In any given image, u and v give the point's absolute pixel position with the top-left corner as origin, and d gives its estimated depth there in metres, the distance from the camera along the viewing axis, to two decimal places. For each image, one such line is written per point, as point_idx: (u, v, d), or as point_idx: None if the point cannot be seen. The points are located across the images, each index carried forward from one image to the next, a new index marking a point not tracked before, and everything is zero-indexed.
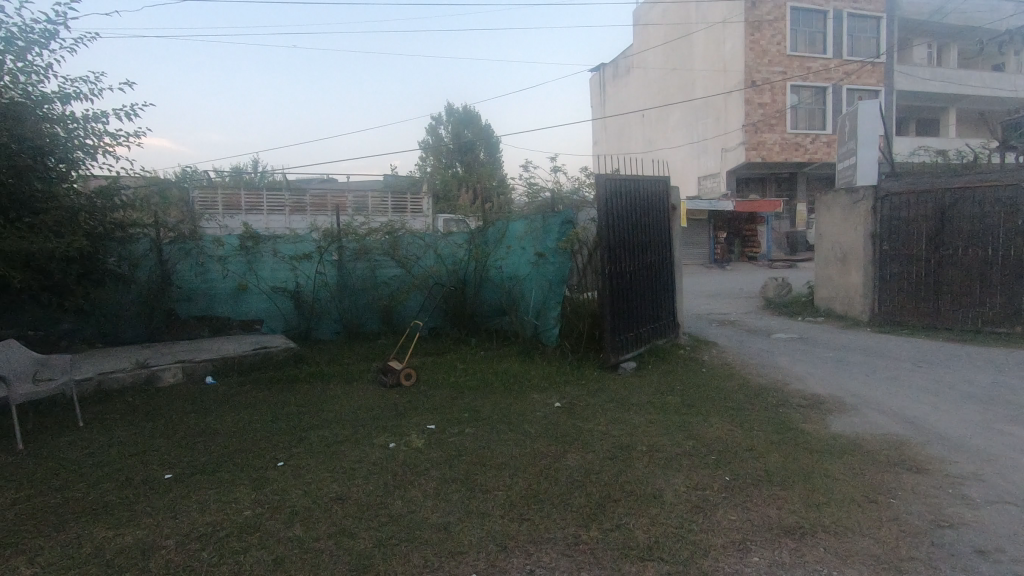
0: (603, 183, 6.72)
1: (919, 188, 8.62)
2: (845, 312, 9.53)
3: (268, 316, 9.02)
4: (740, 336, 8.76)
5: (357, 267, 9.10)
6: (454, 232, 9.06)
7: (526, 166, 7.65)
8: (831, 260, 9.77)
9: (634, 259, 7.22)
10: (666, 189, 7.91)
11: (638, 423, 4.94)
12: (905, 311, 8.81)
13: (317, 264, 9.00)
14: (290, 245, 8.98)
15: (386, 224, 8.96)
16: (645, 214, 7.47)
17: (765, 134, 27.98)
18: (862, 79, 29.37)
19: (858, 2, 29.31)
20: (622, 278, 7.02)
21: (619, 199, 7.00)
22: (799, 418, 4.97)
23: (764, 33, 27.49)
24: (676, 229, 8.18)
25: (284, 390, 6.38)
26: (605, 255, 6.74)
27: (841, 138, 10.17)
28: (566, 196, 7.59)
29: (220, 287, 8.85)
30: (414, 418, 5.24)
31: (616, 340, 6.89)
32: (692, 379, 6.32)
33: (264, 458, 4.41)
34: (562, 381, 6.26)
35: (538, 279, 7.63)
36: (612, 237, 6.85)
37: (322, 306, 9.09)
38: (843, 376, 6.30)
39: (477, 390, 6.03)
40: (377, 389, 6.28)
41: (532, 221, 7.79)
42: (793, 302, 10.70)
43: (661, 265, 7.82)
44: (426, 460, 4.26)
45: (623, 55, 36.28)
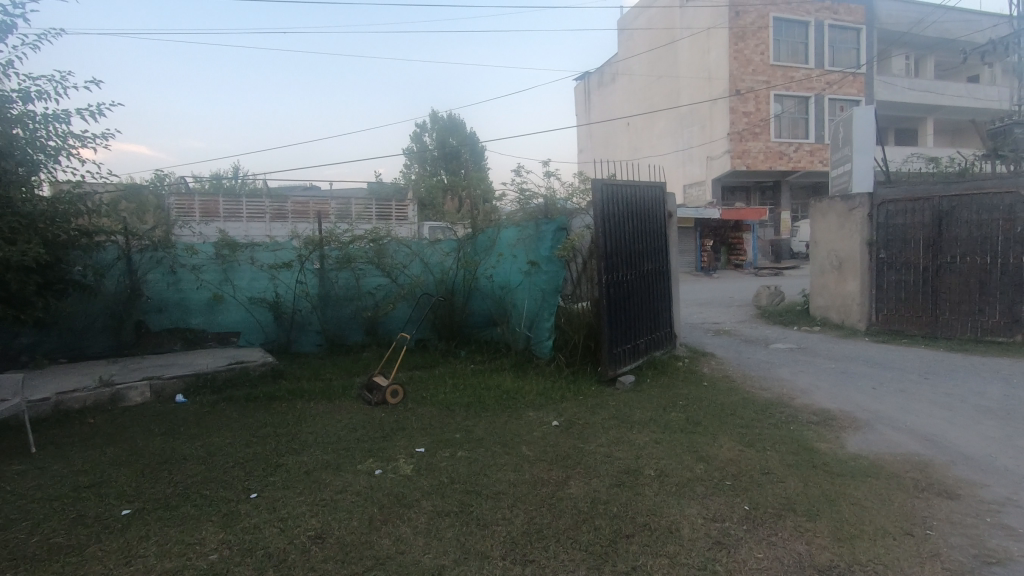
0: (598, 188, 6.43)
1: (916, 195, 8.47)
2: (841, 321, 9.36)
3: (246, 329, 8.55)
4: (737, 347, 8.51)
5: (340, 277, 8.69)
6: (442, 239, 8.70)
7: (517, 171, 7.32)
8: (827, 268, 9.60)
9: (631, 267, 6.93)
10: (663, 195, 7.64)
11: (642, 443, 4.63)
12: (903, 320, 8.65)
13: (297, 273, 8.57)
14: (269, 253, 8.53)
15: (371, 232, 8.57)
16: (641, 220, 7.19)
17: (750, 143, 28.14)
18: (843, 89, 29.75)
19: (839, 13, 29.72)
20: (619, 287, 6.72)
21: (616, 205, 6.72)
22: (812, 436, 4.69)
23: (747, 43, 27.71)
24: (672, 236, 7.93)
25: (261, 410, 5.94)
26: (602, 263, 6.44)
27: (835, 144, 10.04)
28: (560, 202, 7.27)
29: (194, 298, 8.36)
30: (401, 440, 4.86)
31: (614, 353, 6.59)
32: (694, 394, 6.03)
33: (235, 489, 3.99)
34: (558, 397, 5.92)
35: (531, 289, 7.32)
36: (608, 244, 6.56)
37: (303, 317, 8.66)
38: (850, 389, 6.05)
39: (469, 408, 5.67)
40: (361, 407, 5.87)
41: (525, 228, 7.47)
42: (788, 311, 10.51)
43: (658, 274, 7.54)
44: (416, 489, 3.89)
45: (609, 64, 36.34)
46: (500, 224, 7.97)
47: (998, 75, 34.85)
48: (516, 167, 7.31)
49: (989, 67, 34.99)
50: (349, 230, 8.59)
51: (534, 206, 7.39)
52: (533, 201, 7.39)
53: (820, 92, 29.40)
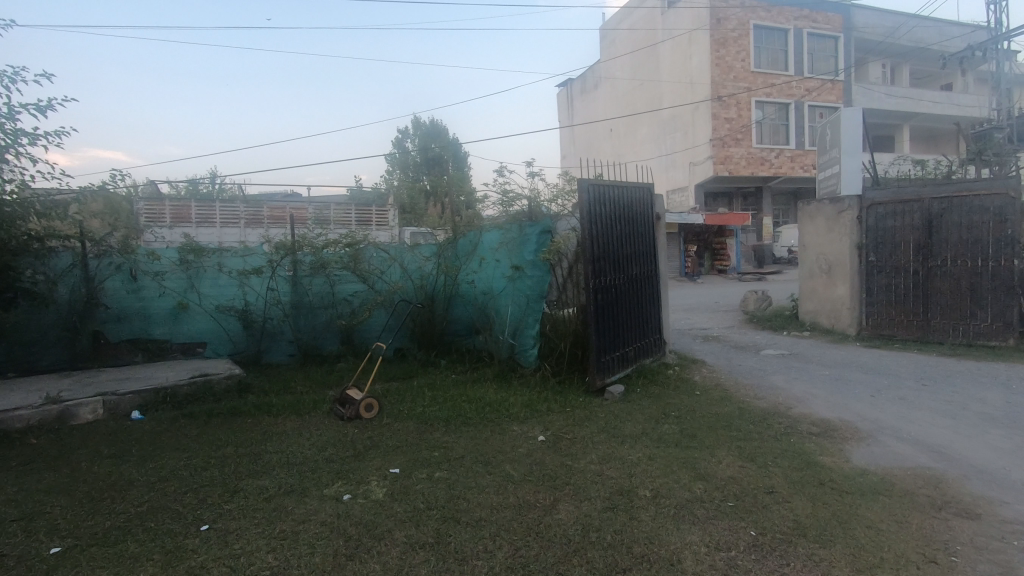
0: (584, 189, 6.13)
1: (906, 197, 8.32)
2: (831, 326, 9.18)
3: (213, 339, 8.07)
4: (727, 353, 8.25)
5: (314, 283, 8.26)
6: (421, 244, 8.33)
7: (499, 171, 6.99)
8: (816, 272, 9.42)
9: (619, 271, 6.63)
10: (651, 197, 7.38)
11: (635, 459, 4.30)
12: (894, 324, 8.48)
13: (268, 280, 8.12)
14: (238, 259, 8.06)
15: (347, 236, 8.17)
16: (629, 223, 6.90)
17: (732, 149, 28.25)
18: (822, 96, 30.09)
19: (818, 21, 30.07)
20: (607, 293, 6.42)
21: (602, 206, 6.43)
22: (814, 449, 4.40)
23: (729, 50, 27.84)
24: (660, 239, 7.66)
25: (223, 427, 5.49)
26: (589, 267, 6.13)
27: (823, 146, 9.92)
28: (544, 204, 6.96)
29: (156, 307, 7.86)
30: (374, 459, 4.47)
31: (602, 362, 6.27)
32: (686, 404, 5.74)
33: (184, 520, 3.56)
34: (544, 409, 5.57)
35: (515, 295, 6.98)
36: (595, 247, 6.25)
37: (274, 326, 8.21)
38: (847, 397, 5.81)
39: (448, 422, 5.30)
40: (332, 423, 5.46)
41: (508, 231, 7.15)
42: (777, 316, 10.31)
43: (646, 278, 7.26)
44: (389, 516, 3.51)
45: (591, 69, 36.31)
46: (481, 227, 7.63)
47: (970, 84, 35.64)
48: (498, 166, 6.97)
49: (961, 75, 35.75)
50: (323, 235, 8.18)
51: (517, 207, 7.07)
52: (516, 203, 7.07)
53: (800, 99, 29.72)
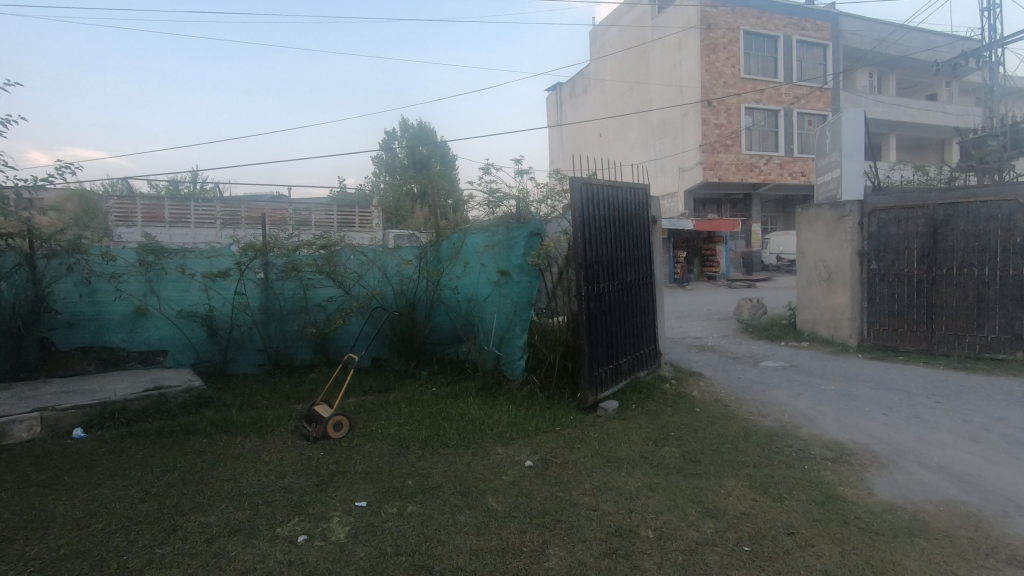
0: (577, 187, 5.66)
1: (909, 203, 7.98)
2: (831, 336, 8.80)
3: (174, 347, 7.47)
4: (724, 364, 7.83)
5: (286, 288, 7.70)
6: (402, 246, 7.82)
7: (485, 169, 6.52)
8: (815, 279, 9.05)
9: (613, 278, 6.17)
10: (646, 199, 6.94)
11: (634, 489, 3.82)
12: (897, 335, 8.13)
13: (235, 283, 7.54)
14: (202, 261, 7.49)
15: (321, 238, 7.63)
16: (623, 225, 6.45)
17: (721, 155, 28.09)
18: (811, 104, 30.08)
19: (807, 29, 30.07)
20: (600, 301, 5.95)
21: (596, 208, 5.96)
22: (832, 478, 3.97)
23: (719, 56, 27.68)
24: (656, 244, 7.21)
25: (173, 448, 4.92)
26: (581, 273, 5.66)
27: (822, 150, 9.60)
28: (532, 205, 6.51)
29: (112, 312, 7.25)
30: (339, 489, 3.94)
31: (594, 375, 5.80)
32: (687, 423, 5.27)
33: (106, 569, 3.01)
34: (531, 429, 5.08)
35: (502, 302, 6.51)
36: (588, 252, 5.79)
37: (242, 333, 7.64)
38: (858, 415, 5.40)
39: (425, 444, 4.78)
40: (296, 445, 4.91)
41: (494, 234, 6.68)
42: (773, 325, 9.93)
43: (642, 286, 6.80)
44: (350, 565, 2.99)
45: (581, 73, 36.01)
46: (465, 229, 7.15)
47: (954, 94, 35.93)
48: (483, 163, 6.50)
49: (946, 85, 36.08)
50: (295, 235, 7.62)
51: (505, 208, 6.59)
52: (503, 204, 6.60)
53: (788, 106, 29.68)
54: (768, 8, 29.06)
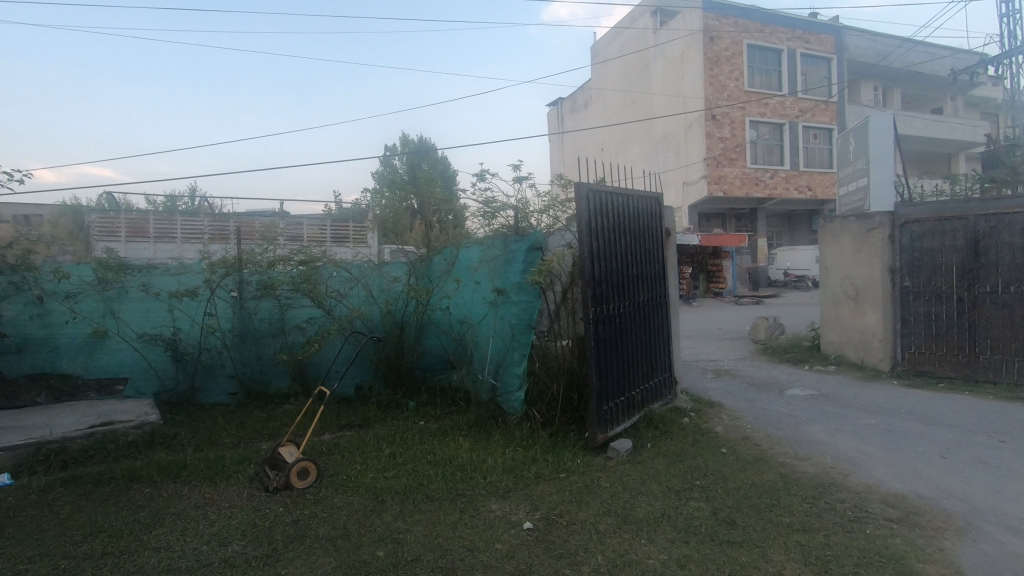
0: (583, 195, 4.97)
1: (947, 214, 7.27)
2: (860, 360, 8.03)
3: (136, 374, 6.73)
4: (745, 393, 7.05)
5: (261, 308, 7.00)
6: (390, 262, 7.12)
7: (480, 176, 5.85)
8: (840, 298, 8.31)
9: (624, 298, 5.45)
10: (659, 210, 6.24)
11: (659, 566, 3.06)
12: (935, 359, 7.36)
13: (205, 303, 6.84)
14: (168, 278, 6.80)
15: (301, 253, 6.93)
16: (635, 238, 5.75)
17: (726, 169, 27.54)
18: (816, 117, 29.62)
19: (811, 43, 29.69)
20: (610, 324, 5.22)
21: (606, 218, 5.27)
22: (904, 549, 3.20)
23: (722, 69, 27.23)
24: (671, 260, 6.50)
25: (108, 501, 4.16)
26: (587, 292, 4.95)
27: (844, 157, 8.97)
28: (532, 216, 5.84)
29: (66, 336, 6.53)
30: (294, 564, 3.19)
31: (603, 410, 5.06)
32: (713, 468, 4.51)
33: None
34: (531, 477, 4.33)
35: (498, 325, 5.81)
36: (596, 268, 5.08)
37: (212, 358, 6.91)
38: (912, 458, 4.63)
39: (406, 498, 4.02)
40: (254, 497, 4.15)
41: (489, 248, 6.01)
42: (794, 348, 9.15)
43: (656, 306, 6.08)
44: None
45: (582, 88, 35.59)
46: (458, 243, 6.47)
47: (960, 108, 35.50)
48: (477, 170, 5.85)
49: (951, 99, 35.72)
50: (270, 250, 6.92)
51: (503, 219, 5.92)
52: (500, 214, 5.93)
53: (793, 120, 29.19)
54: (771, 22, 28.70)
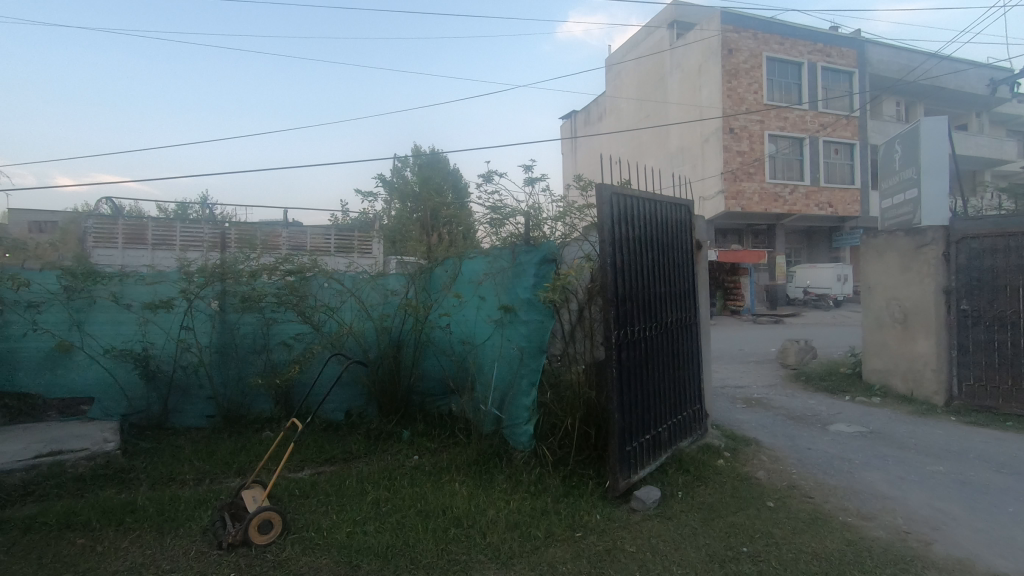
0: (606, 200, 4.26)
1: (1011, 230, 6.46)
2: (909, 392, 7.19)
3: (103, 393, 6.07)
4: (784, 427, 6.23)
5: (244, 323, 6.35)
6: (387, 274, 6.45)
7: (486, 177, 5.16)
8: (885, 321, 7.49)
9: (651, 320, 4.71)
10: (690, 219, 5.51)
11: None
12: (999, 393, 6.52)
13: (182, 316, 6.19)
14: (142, 288, 6.17)
15: (288, 262, 6.25)
16: (663, 251, 5.03)
17: (744, 184, 26.75)
18: (837, 132, 28.83)
19: (832, 56, 28.96)
20: (635, 350, 4.49)
21: (631, 226, 4.54)
22: None
23: (741, 81, 26.54)
24: (703, 276, 5.75)
25: (31, 555, 3.46)
26: (609, 314, 4.22)
27: (888, 165, 8.19)
28: (545, 224, 5.17)
29: (27, 351, 5.91)
30: None
31: (626, 452, 4.31)
32: (759, 530, 3.73)
33: None
34: (539, 538, 3.59)
35: (505, 347, 5.12)
36: (620, 285, 4.35)
37: (188, 377, 6.24)
38: (1003, 523, 3.82)
39: (387, 564, 3.29)
40: (205, 557, 3.43)
41: (495, 261, 5.34)
42: (832, 375, 8.31)
43: (685, 329, 5.33)
44: None
45: (597, 101, 34.93)
46: (461, 254, 5.79)
47: (986, 125, 34.53)
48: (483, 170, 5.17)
49: (976, 116, 34.76)
50: (253, 258, 6.25)
51: (513, 226, 5.23)
52: (509, 221, 5.25)
53: (813, 134, 28.41)
54: (791, 34, 27.98)
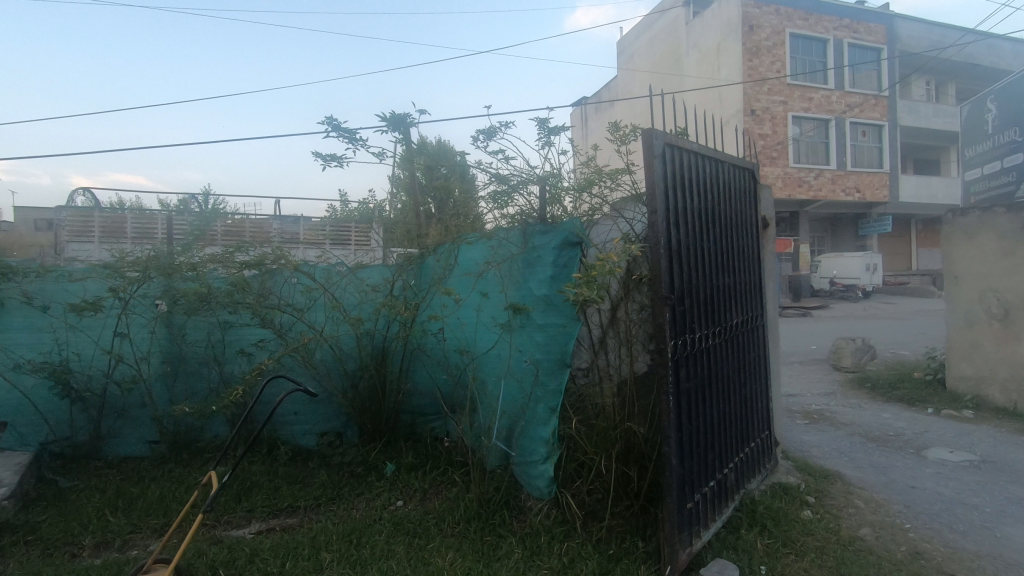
0: (658, 154, 2.98)
1: None
2: (1011, 405, 5.87)
3: (19, 417, 4.92)
4: (867, 454, 4.95)
5: (194, 327, 5.19)
6: (367, 266, 5.23)
7: (487, 133, 3.89)
8: (979, 319, 6.14)
9: (713, 323, 3.45)
10: (754, 190, 4.21)
11: None
12: None
13: (116, 321, 5.03)
14: (64, 287, 5.00)
15: (245, 252, 5.08)
16: (726, 231, 3.75)
17: (766, 168, 25.21)
18: (864, 114, 27.18)
19: (860, 32, 27.17)
20: (696, 366, 3.22)
21: (688, 194, 3.27)
22: None
23: (763, 60, 24.89)
24: (770, 264, 4.45)
25: None
26: (663, 318, 2.96)
27: (977, 129, 6.82)
28: (565, 197, 3.97)
29: None
30: None
31: (687, 512, 3.07)
32: None
33: None
34: None
35: (514, 360, 3.89)
36: (677, 276, 3.08)
37: (125, 395, 5.07)
38: None
39: None
40: None
41: (499, 247, 4.09)
42: (904, 382, 6.97)
43: (751, 333, 4.05)
44: None
45: (608, 86, 33.30)
46: (457, 239, 4.55)
47: None
48: (484, 123, 3.90)
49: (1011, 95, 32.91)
50: (197, 249, 5.08)
51: (524, 199, 4.00)
52: (519, 194, 4.04)
53: (840, 116, 26.67)
54: (817, 9, 26.22)
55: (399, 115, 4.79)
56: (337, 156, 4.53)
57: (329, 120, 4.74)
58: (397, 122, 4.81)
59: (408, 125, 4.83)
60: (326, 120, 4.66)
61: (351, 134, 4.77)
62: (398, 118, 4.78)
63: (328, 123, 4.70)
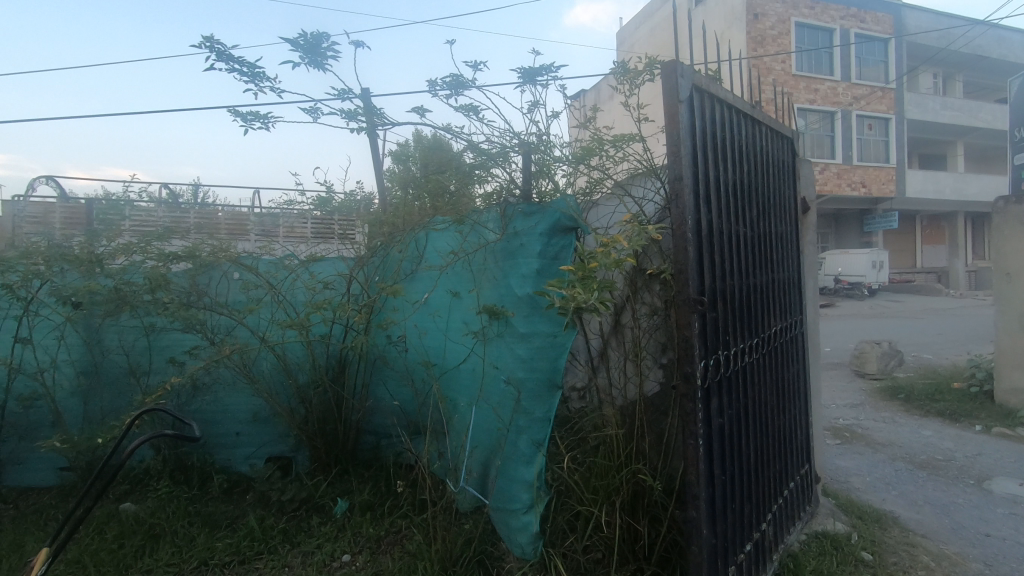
0: (684, 99, 2.12)
1: None
2: None
3: None
4: (918, 485, 4.15)
5: (109, 333, 4.34)
6: (320, 258, 4.29)
7: (454, 83, 3.03)
8: None
9: (750, 333, 2.61)
10: (795, 165, 3.38)
11: None
12: None
13: (13, 326, 4.22)
14: None
15: (166, 243, 4.21)
16: (763, 213, 2.91)
17: None
18: (871, 106, 26.35)
19: (867, 22, 26.28)
20: (731, 391, 2.38)
21: (721, 159, 2.42)
22: None
23: (768, 50, 23.98)
24: (810, 258, 3.61)
25: None
26: (692, 327, 2.10)
27: None
28: (556, 170, 3.11)
29: None
30: None
31: None
32: None
33: None
34: None
35: (488, 378, 3.05)
36: (708, 269, 2.23)
37: (27, 412, 4.28)
38: None
39: None
40: None
41: (472, 233, 3.23)
42: (943, 393, 6.14)
43: (791, 344, 3.22)
44: None
45: None
46: (424, 224, 3.68)
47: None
48: (450, 71, 3.06)
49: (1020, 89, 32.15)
50: (108, 238, 4.19)
51: (503, 171, 3.14)
52: (498, 165, 3.16)
53: (847, 108, 25.77)
54: None
55: (314, 38, 3.47)
56: (263, 115, 3.19)
57: (209, 44, 3.53)
58: (311, 50, 3.50)
59: (329, 49, 3.54)
60: (202, 41, 3.47)
61: (248, 66, 3.68)
62: (312, 43, 3.47)
63: (208, 49, 3.52)
